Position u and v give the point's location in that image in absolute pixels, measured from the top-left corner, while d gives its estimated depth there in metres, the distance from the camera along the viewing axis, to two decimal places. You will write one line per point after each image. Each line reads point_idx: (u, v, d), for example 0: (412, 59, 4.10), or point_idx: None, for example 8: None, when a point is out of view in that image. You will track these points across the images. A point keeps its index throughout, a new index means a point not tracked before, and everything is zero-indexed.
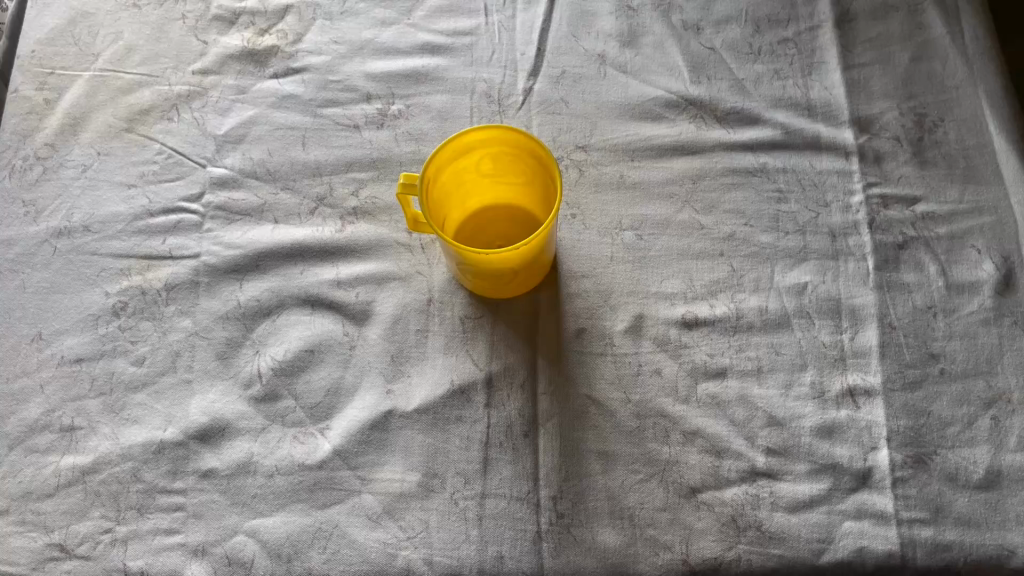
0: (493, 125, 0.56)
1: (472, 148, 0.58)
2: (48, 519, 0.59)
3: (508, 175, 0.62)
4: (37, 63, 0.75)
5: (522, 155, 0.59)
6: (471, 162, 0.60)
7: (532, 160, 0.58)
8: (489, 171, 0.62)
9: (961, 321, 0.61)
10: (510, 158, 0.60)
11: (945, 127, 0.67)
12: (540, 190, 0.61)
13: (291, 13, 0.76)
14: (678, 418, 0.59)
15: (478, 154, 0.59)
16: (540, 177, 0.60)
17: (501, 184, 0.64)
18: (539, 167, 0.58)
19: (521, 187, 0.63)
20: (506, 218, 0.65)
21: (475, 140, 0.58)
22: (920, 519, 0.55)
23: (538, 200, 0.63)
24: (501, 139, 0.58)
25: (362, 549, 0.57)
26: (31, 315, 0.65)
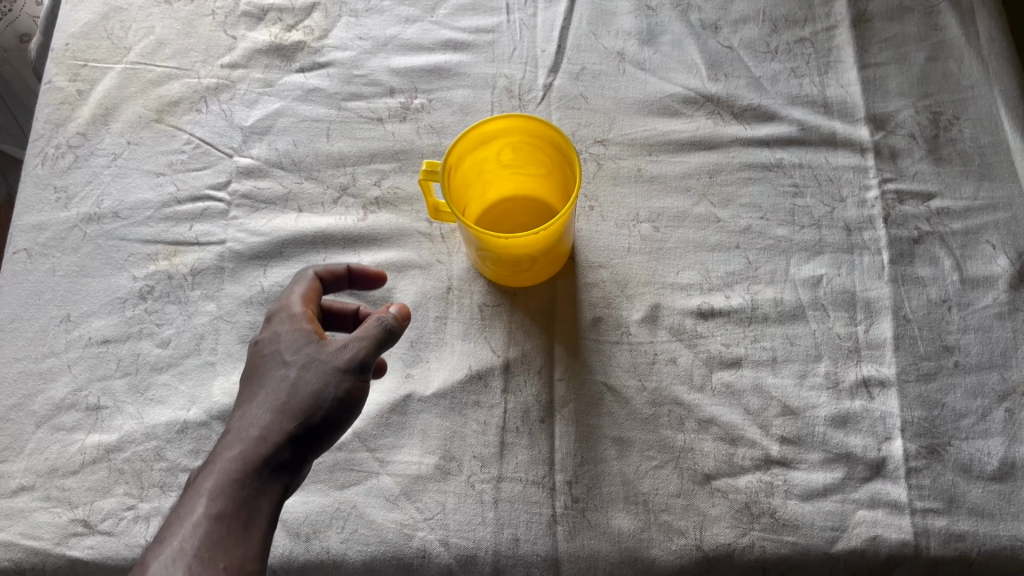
0: (511, 113, 0.58)
1: (493, 137, 0.60)
2: (73, 495, 0.60)
3: (528, 165, 0.64)
4: (71, 55, 0.77)
5: (542, 145, 0.60)
6: (491, 151, 0.62)
7: (551, 149, 0.60)
8: (509, 161, 0.63)
9: (975, 315, 0.61)
10: (530, 147, 0.61)
11: (960, 125, 0.68)
12: (559, 180, 0.63)
13: (318, 9, 0.78)
14: (692, 406, 0.60)
15: (496, 143, 0.61)
16: (557, 165, 0.61)
17: (520, 175, 0.65)
18: (559, 155, 0.59)
19: (540, 176, 0.65)
20: (524, 207, 0.66)
21: (496, 129, 0.59)
22: (934, 509, 0.56)
23: (557, 189, 0.64)
24: (522, 128, 0.59)
25: (379, 529, 0.58)
26: (61, 297, 0.67)
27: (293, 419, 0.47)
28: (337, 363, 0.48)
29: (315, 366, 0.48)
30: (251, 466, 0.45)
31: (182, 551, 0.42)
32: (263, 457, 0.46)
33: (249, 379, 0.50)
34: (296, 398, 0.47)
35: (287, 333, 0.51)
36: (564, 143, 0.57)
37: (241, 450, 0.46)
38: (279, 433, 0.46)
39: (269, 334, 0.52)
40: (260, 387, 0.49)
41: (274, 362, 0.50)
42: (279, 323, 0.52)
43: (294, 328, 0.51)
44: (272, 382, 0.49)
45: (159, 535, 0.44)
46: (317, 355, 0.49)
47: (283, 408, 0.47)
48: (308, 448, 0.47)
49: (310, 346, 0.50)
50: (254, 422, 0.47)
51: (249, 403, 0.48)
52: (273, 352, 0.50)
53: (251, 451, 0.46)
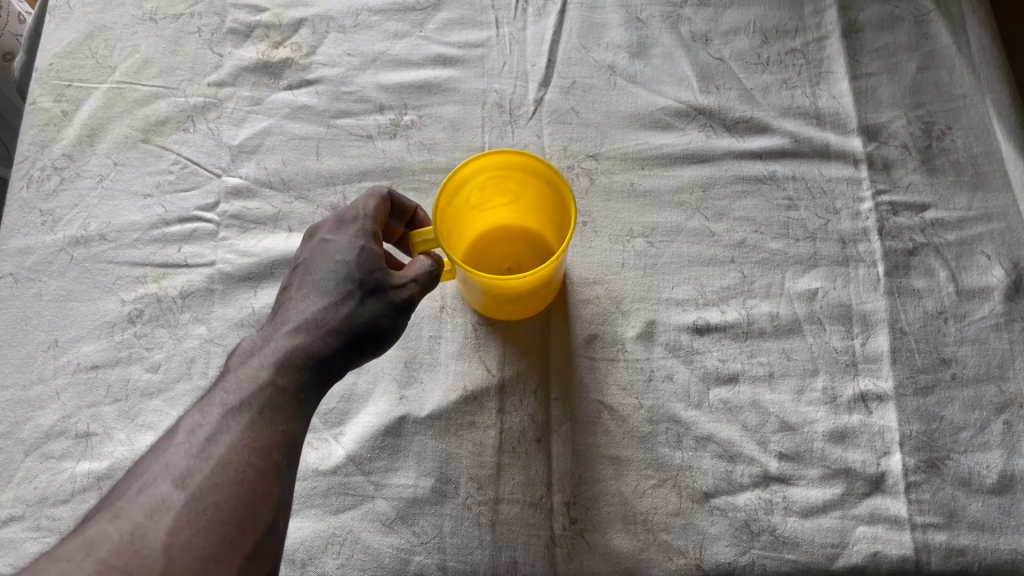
0: (488, 150, 0.57)
1: (467, 180, 0.58)
2: (64, 525, 0.59)
3: (500, 198, 0.63)
4: (55, 75, 0.76)
5: (517, 174, 0.59)
6: (466, 196, 0.60)
7: (528, 176, 0.59)
8: (481, 199, 0.62)
9: (972, 326, 0.61)
10: (503, 181, 0.61)
11: (953, 135, 0.68)
12: (538, 203, 0.62)
13: (305, 26, 0.77)
14: (690, 423, 0.60)
15: (475, 184, 0.60)
16: (539, 193, 0.61)
17: (494, 209, 0.64)
18: (538, 181, 0.59)
19: (518, 206, 0.64)
20: (506, 237, 0.66)
21: (470, 172, 0.58)
22: (935, 524, 0.55)
23: (535, 212, 0.64)
24: (494, 164, 0.58)
25: (376, 554, 0.57)
26: (48, 322, 0.66)
27: (353, 330, 0.52)
28: (401, 297, 0.53)
29: (382, 293, 0.53)
30: (310, 357, 0.51)
31: (247, 406, 0.48)
32: (322, 355, 0.51)
33: (312, 272, 0.54)
34: (358, 313, 0.52)
35: (361, 246, 0.54)
36: (548, 169, 0.57)
37: (304, 340, 0.51)
38: (337, 338, 0.52)
39: (342, 241, 0.54)
40: (325, 287, 0.53)
41: (342, 267, 0.53)
42: (352, 229, 0.54)
43: (365, 244, 0.54)
44: (342, 288, 0.52)
45: (215, 386, 0.49)
46: (384, 285, 0.53)
47: (344, 317, 0.52)
48: (353, 357, 0.53)
49: (378, 271, 0.53)
50: (318, 317, 0.52)
51: (314, 295, 0.53)
52: (340, 262, 0.53)
53: (311, 339, 0.51)
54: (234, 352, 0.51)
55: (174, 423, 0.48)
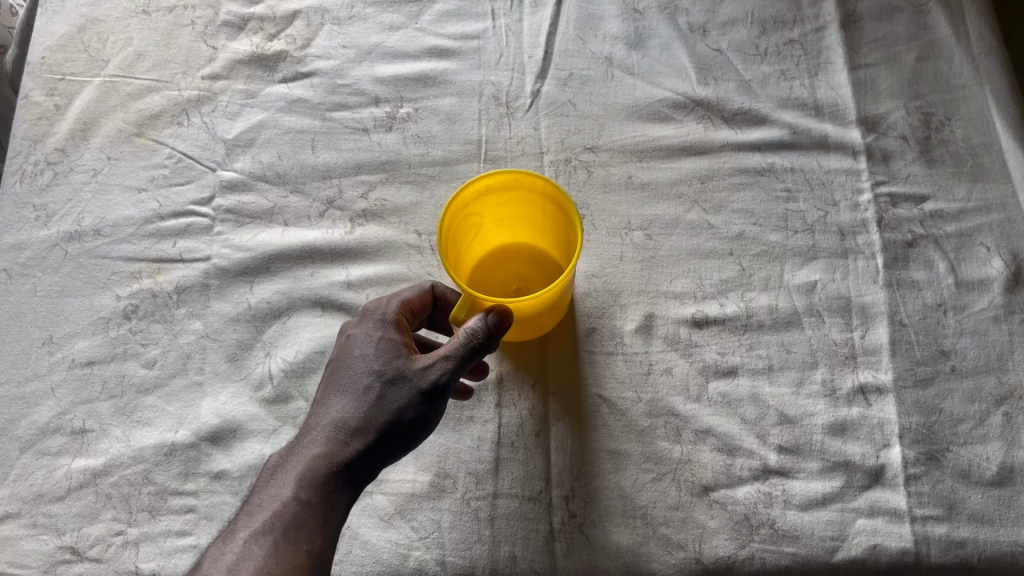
0: (461, 186, 0.55)
1: (450, 226, 0.57)
2: (60, 521, 0.59)
3: (475, 230, 0.62)
4: (48, 69, 0.76)
5: (488, 197, 0.58)
6: (454, 241, 0.58)
7: (499, 193, 0.58)
8: (464, 238, 0.61)
9: (971, 318, 0.61)
10: (476, 211, 0.59)
11: (952, 126, 0.67)
12: (513, 215, 0.62)
13: (300, 18, 0.77)
14: (689, 416, 0.59)
15: (458, 224, 0.58)
16: (515, 206, 0.60)
17: (474, 243, 0.63)
18: (510, 192, 0.58)
19: (493, 226, 0.64)
20: (496, 263, 0.65)
21: (451, 216, 0.56)
22: (935, 516, 0.55)
23: (510, 225, 0.64)
24: (467, 199, 0.57)
25: (374, 550, 0.57)
26: (43, 318, 0.65)
27: (379, 426, 0.51)
28: (422, 384, 0.51)
29: (404, 382, 0.51)
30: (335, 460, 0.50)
31: (269, 530, 0.48)
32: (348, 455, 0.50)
33: (336, 372, 0.54)
34: (382, 408, 0.51)
35: (381, 338, 0.54)
36: (519, 179, 0.57)
37: (328, 444, 0.51)
38: (363, 438, 0.51)
39: (362, 335, 0.55)
40: (349, 385, 0.53)
41: (363, 362, 0.53)
42: (373, 322, 0.55)
43: (385, 336, 0.54)
44: (363, 383, 0.52)
45: (245, 506, 0.51)
46: (406, 373, 0.52)
47: (367, 414, 0.51)
48: (386, 455, 0.51)
49: (399, 361, 0.52)
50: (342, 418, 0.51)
51: (339, 396, 0.52)
52: (360, 356, 0.54)
53: (335, 443, 0.51)
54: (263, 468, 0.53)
55: (205, 552, 0.49)
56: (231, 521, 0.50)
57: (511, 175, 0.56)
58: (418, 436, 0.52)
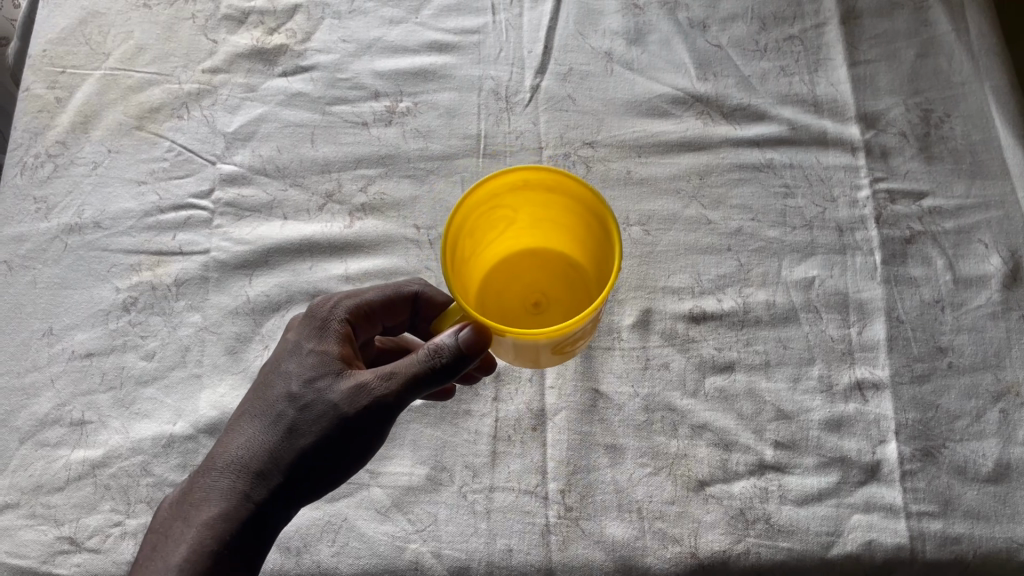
0: (488, 175, 0.47)
1: (468, 216, 0.48)
2: (58, 512, 0.59)
3: (501, 226, 0.53)
4: (49, 62, 0.76)
5: (523, 193, 0.50)
6: (469, 234, 0.50)
7: (538, 192, 0.50)
8: (484, 235, 0.53)
9: (968, 315, 0.61)
10: (505, 206, 0.51)
11: (951, 123, 0.67)
12: (550, 220, 0.54)
13: (300, 12, 0.77)
14: (685, 411, 0.59)
15: (477, 217, 0.50)
16: (552, 209, 0.52)
17: (496, 242, 0.55)
18: (550, 194, 0.50)
19: (521, 228, 0.55)
20: (519, 268, 0.57)
21: (472, 204, 0.48)
22: (930, 512, 0.55)
23: (546, 232, 0.56)
24: (498, 188, 0.49)
25: (371, 542, 0.57)
26: (43, 310, 0.66)
27: (291, 459, 0.49)
28: (343, 412, 0.49)
29: (321, 408, 0.49)
30: (245, 497, 0.49)
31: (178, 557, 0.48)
32: (259, 491, 0.49)
33: (262, 385, 0.52)
34: (299, 433, 0.49)
35: (307, 355, 0.52)
36: (561, 183, 0.48)
37: (240, 472, 0.50)
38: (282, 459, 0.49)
39: (292, 346, 0.53)
40: (271, 401, 0.51)
41: (288, 376, 0.51)
42: (311, 332, 0.53)
43: (319, 347, 0.52)
44: (277, 409, 0.50)
45: (161, 527, 0.51)
46: (332, 390, 0.49)
47: (277, 445, 0.49)
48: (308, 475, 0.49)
49: (326, 376, 0.50)
50: (249, 449, 0.50)
51: (255, 418, 0.51)
52: (287, 369, 0.51)
53: (241, 479, 0.49)
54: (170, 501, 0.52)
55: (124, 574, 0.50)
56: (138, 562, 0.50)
57: (554, 177, 0.48)
58: (342, 464, 0.50)
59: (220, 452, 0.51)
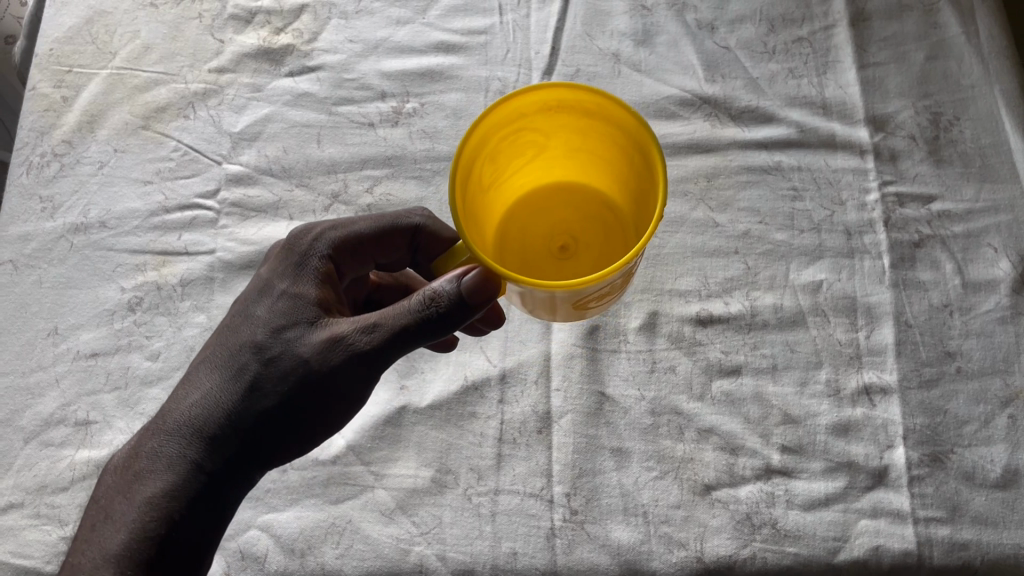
0: (514, 91, 0.45)
1: (492, 135, 0.47)
2: (63, 512, 0.58)
3: (529, 154, 0.52)
4: (55, 61, 0.76)
5: (556, 117, 0.49)
6: (491, 157, 0.49)
7: (573, 116, 0.49)
8: (509, 162, 0.52)
9: (977, 319, 0.60)
10: (534, 131, 0.50)
11: (961, 126, 0.67)
12: (585, 149, 0.53)
13: (307, 12, 0.77)
14: (692, 415, 0.59)
15: (500, 138, 0.48)
16: (588, 137, 0.51)
17: (524, 171, 0.54)
18: (586, 117, 0.49)
19: (552, 159, 0.54)
20: (546, 201, 0.56)
21: (497, 121, 0.47)
22: (937, 518, 0.55)
23: (580, 163, 0.55)
24: (526, 110, 0.47)
25: (375, 544, 0.57)
26: (48, 309, 0.66)
27: (251, 415, 0.48)
28: (313, 367, 0.47)
29: (290, 359, 0.48)
30: (202, 458, 0.48)
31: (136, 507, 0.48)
32: (218, 454, 0.48)
33: (231, 333, 0.51)
34: (265, 384, 0.48)
35: (281, 299, 0.50)
36: (595, 103, 0.47)
37: (201, 423, 0.49)
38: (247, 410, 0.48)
39: (264, 290, 0.51)
40: (239, 349, 0.50)
41: (258, 322, 0.50)
42: (289, 274, 0.51)
43: (295, 291, 0.50)
44: (241, 361, 0.49)
45: (118, 475, 0.50)
46: (304, 339, 0.48)
47: (238, 399, 0.48)
48: (273, 430, 0.48)
49: (296, 324, 0.49)
50: (208, 404, 0.49)
51: (220, 368, 0.50)
52: (258, 315, 0.50)
53: (197, 434, 0.49)
54: (121, 460, 0.51)
55: (82, 521, 0.50)
56: (87, 524, 0.49)
57: (585, 95, 0.46)
58: (309, 419, 0.49)
59: (178, 408, 0.50)
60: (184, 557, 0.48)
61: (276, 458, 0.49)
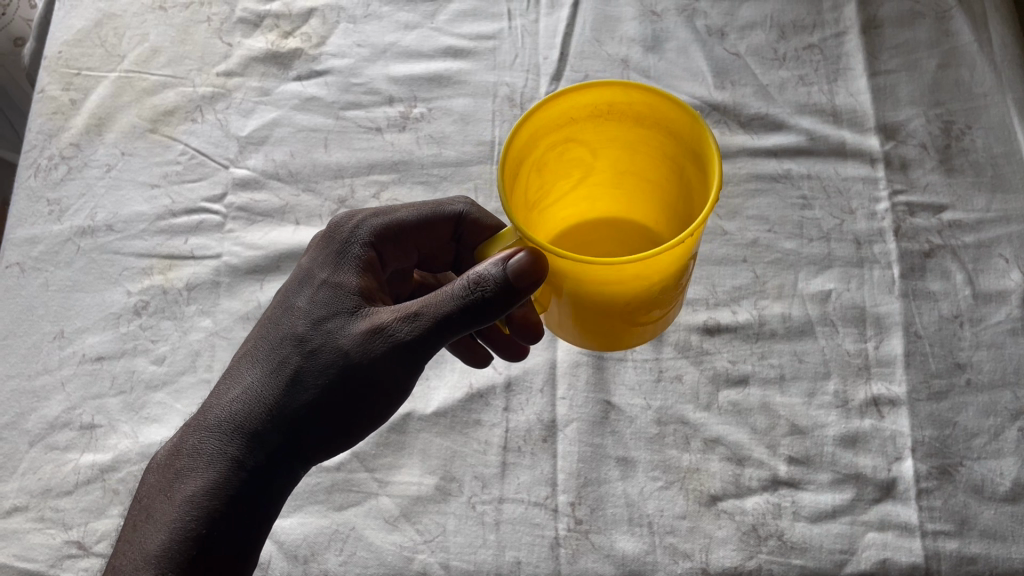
0: (564, 90, 0.45)
1: (540, 138, 0.46)
2: (67, 516, 0.58)
3: (576, 174, 0.52)
4: (64, 63, 0.76)
5: (604, 130, 0.48)
6: (539, 168, 0.48)
7: (622, 126, 0.48)
8: (557, 180, 0.51)
9: (988, 331, 0.59)
10: (582, 146, 0.49)
11: (973, 135, 0.66)
12: (633, 170, 0.52)
13: (315, 16, 0.77)
14: (698, 425, 0.59)
15: (548, 147, 0.47)
16: (636, 154, 0.50)
17: (573, 196, 0.54)
18: (635, 127, 0.47)
19: (599, 186, 0.53)
20: (592, 230, 0.55)
21: (546, 124, 0.46)
22: (946, 531, 0.54)
23: (627, 194, 0.54)
24: (576, 116, 0.46)
25: (379, 551, 0.56)
26: (54, 312, 0.66)
27: (293, 409, 0.47)
28: (357, 358, 0.47)
29: (331, 349, 0.47)
30: (242, 456, 0.48)
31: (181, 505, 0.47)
32: (259, 450, 0.48)
33: (271, 324, 0.50)
34: (306, 375, 0.47)
35: (323, 289, 0.50)
36: (647, 107, 0.45)
37: (242, 418, 0.48)
38: (290, 403, 0.48)
39: (304, 281, 0.51)
40: (280, 340, 0.49)
41: (300, 313, 0.49)
42: (331, 263, 0.51)
43: (335, 280, 0.50)
44: (282, 355, 0.48)
45: (161, 472, 0.50)
46: (347, 329, 0.48)
47: (279, 392, 0.48)
48: (317, 421, 0.48)
49: (338, 314, 0.48)
50: (248, 400, 0.48)
51: (261, 361, 0.49)
52: (299, 304, 0.50)
53: (237, 430, 0.48)
54: (161, 459, 0.50)
55: (127, 519, 0.50)
56: (129, 525, 0.49)
57: (637, 98, 0.45)
58: (353, 409, 0.48)
59: (217, 405, 0.49)
60: (230, 555, 0.47)
61: (317, 453, 0.49)
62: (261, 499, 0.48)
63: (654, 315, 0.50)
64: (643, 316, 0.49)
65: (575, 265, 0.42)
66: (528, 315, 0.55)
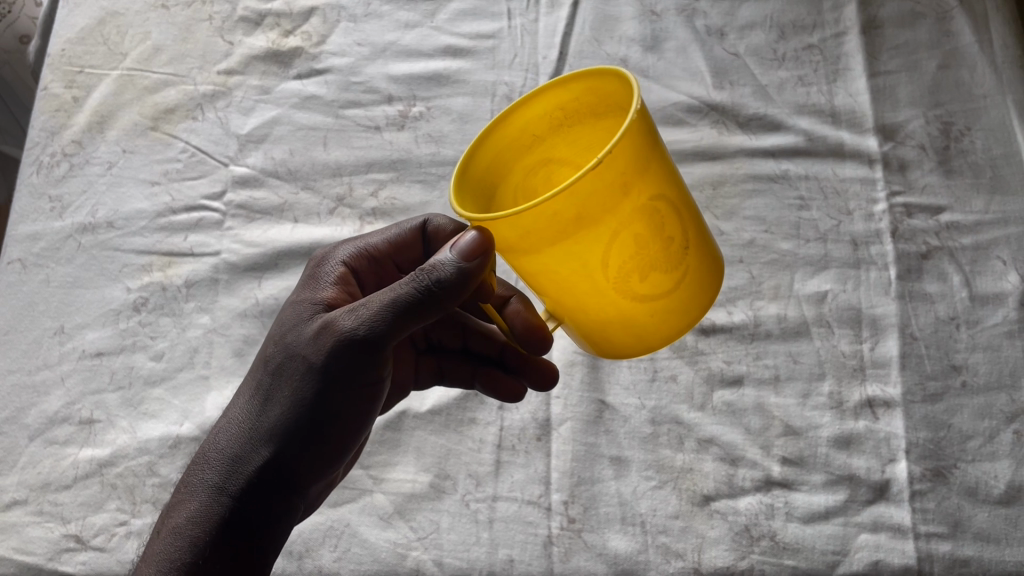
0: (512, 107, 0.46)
1: (509, 164, 0.47)
2: (66, 510, 0.59)
3: None
4: (68, 61, 0.77)
5: (576, 142, 0.48)
6: (523, 195, 0.49)
7: (592, 132, 0.47)
8: None
9: (984, 333, 0.59)
10: (565, 166, 0.49)
11: (972, 136, 0.66)
12: None
13: (316, 15, 0.78)
14: (692, 425, 0.59)
15: (525, 172, 0.48)
16: None
17: None
18: (602, 127, 0.46)
19: None
20: None
21: (508, 145, 0.47)
22: (939, 534, 0.53)
23: None
24: (540, 133, 0.47)
25: (373, 548, 0.57)
26: (55, 309, 0.66)
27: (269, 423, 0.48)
28: (315, 359, 0.47)
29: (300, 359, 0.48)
30: (224, 481, 0.48)
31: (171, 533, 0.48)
32: (239, 472, 0.48)
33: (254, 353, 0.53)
34: (279, 388, 0.48)
35: (293, 311, 0.52)
36: (593, 96, 0.45)
37: (225, 440, 0.49)
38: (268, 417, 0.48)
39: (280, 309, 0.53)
40: (259, 363, 0.51)
41: (275, 336, 0.51)
42: (304, 290, 0.53)
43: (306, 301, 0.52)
44: (259, 377, 0.50)
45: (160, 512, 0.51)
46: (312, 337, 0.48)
47: (256, 410, 0.49)
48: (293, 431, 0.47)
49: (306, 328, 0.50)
50: (230, 425, 0.49)
51: (245, 387, 0.51)
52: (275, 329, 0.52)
53: (219, 453, 0.49)
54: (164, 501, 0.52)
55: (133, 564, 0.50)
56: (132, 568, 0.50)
57: (580, 90, 0.45)
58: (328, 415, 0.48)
59: (207, 438, 0.51)
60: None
61: (298, 469, 0.48)
62: (246, 519, 0.47)
63: (661, 285, 0.45)
64: (644, 288, 0.44)
65: (512, 227, 0.39)
66: (528, 322, 0.55)
